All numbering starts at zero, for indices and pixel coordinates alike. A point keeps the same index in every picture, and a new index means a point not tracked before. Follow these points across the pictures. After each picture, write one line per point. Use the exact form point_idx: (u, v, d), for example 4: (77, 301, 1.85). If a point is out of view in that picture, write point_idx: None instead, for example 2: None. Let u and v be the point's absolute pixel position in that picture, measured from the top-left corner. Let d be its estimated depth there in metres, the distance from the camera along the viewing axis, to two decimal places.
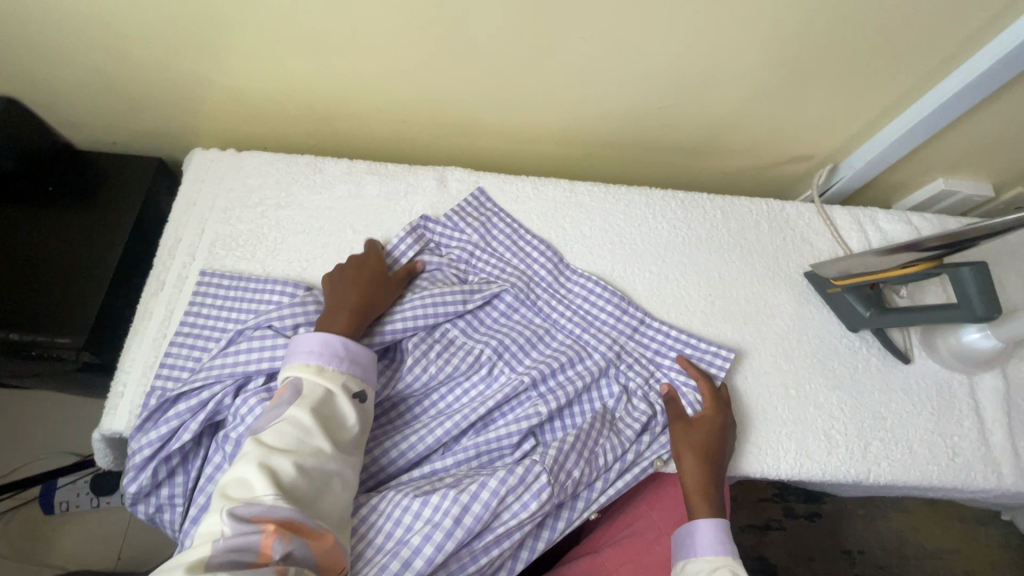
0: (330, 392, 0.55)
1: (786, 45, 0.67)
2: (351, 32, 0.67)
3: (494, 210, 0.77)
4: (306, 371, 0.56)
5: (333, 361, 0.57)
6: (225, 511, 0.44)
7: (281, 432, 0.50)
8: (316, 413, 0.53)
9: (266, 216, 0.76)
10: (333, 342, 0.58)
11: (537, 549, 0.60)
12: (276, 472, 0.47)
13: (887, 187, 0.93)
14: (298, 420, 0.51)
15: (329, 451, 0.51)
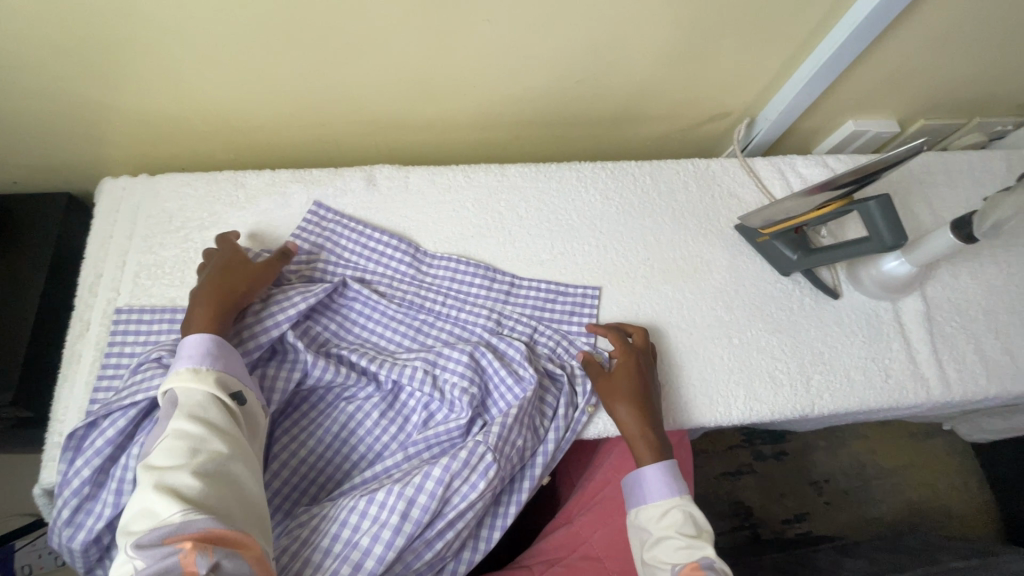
0: (210, 395, 0.54)
1: (684, 7, 0.69)
2: (248, 38, 0.65)
3: (335, 219, 0.74)
4: (182, 380, 0.54)
5: (206, 361, 0.56)
6: (131, 547, 0.43)
7: (169, 449, 0.49)
8: (200, 419, 0.51)
9: (190, 239, 0.72)
10: (205, 341, 0.57)
11: (495, 526, 0.64)
12: (181, 487, 0.46)
13: (803, 135, 0.97)
14: (185, 431, 0.50)
15: (228, 452, 0.50)
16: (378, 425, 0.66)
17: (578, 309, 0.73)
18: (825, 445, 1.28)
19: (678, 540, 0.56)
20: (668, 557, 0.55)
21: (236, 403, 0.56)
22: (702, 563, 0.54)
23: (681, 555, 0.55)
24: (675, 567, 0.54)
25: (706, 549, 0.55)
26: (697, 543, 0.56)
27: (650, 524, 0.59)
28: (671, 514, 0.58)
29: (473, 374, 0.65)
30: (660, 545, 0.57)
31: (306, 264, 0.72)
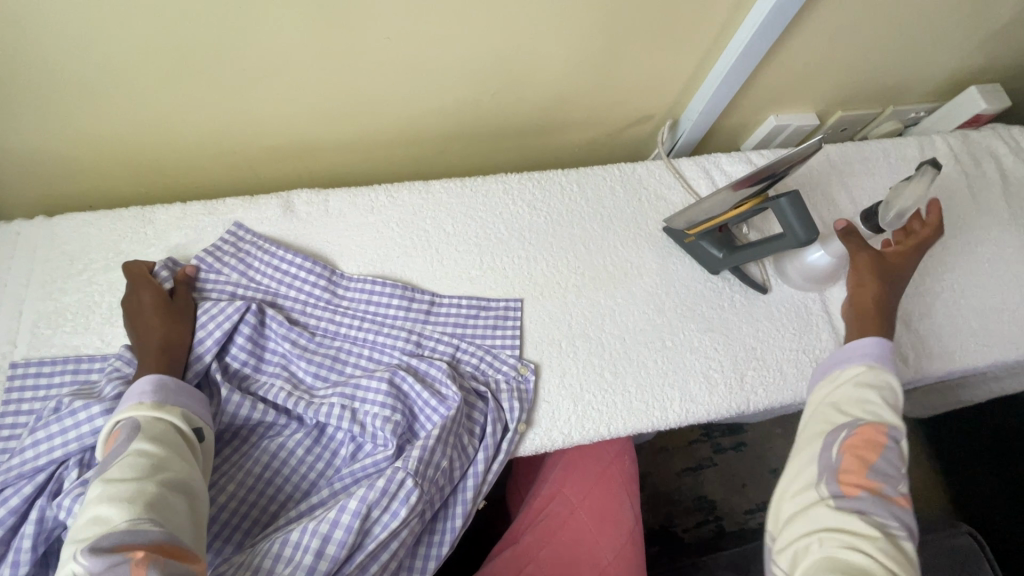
0: (171, 424, 0.53)
1: (589, 16, 0.69)
2: (136, 67, 0.62)
3: (252, 242, 0.72)
4: (140, 410, 0.53)
5: (160, 397, 0.55)
6: (82, 551, 0.42)
7: (125, 464, 0.47)
8: (159, 441, 0.50)
9: (95, 282, 0.68)
10: (163, 378, 0.56)
11: (433, 555, 0.62)
12: (135, 499, 0.45)
13: (729, 132, 0.99)
14: (144, 450, 0.49)
15: (187, 472, 0.49)
16: (302, 463, 0.63)
17: (501, 322, 0.72)
18: (782, 433, 1.31)
19: (865, 399, 0.60)
20: (848, 411, 0.60)
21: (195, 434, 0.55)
22: (886, 432, 0.58)
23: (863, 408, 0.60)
24: (868, 412, 0.59)
25: (893, 421, 0.59)
26: (889, 411, 0.59)
27: (842, 380, 0.64)
28: (861, 381, 0.63)
29: (395, 401, 0.64)
30: (848, 399, 0.61)
31: (217, 291, 0.69)
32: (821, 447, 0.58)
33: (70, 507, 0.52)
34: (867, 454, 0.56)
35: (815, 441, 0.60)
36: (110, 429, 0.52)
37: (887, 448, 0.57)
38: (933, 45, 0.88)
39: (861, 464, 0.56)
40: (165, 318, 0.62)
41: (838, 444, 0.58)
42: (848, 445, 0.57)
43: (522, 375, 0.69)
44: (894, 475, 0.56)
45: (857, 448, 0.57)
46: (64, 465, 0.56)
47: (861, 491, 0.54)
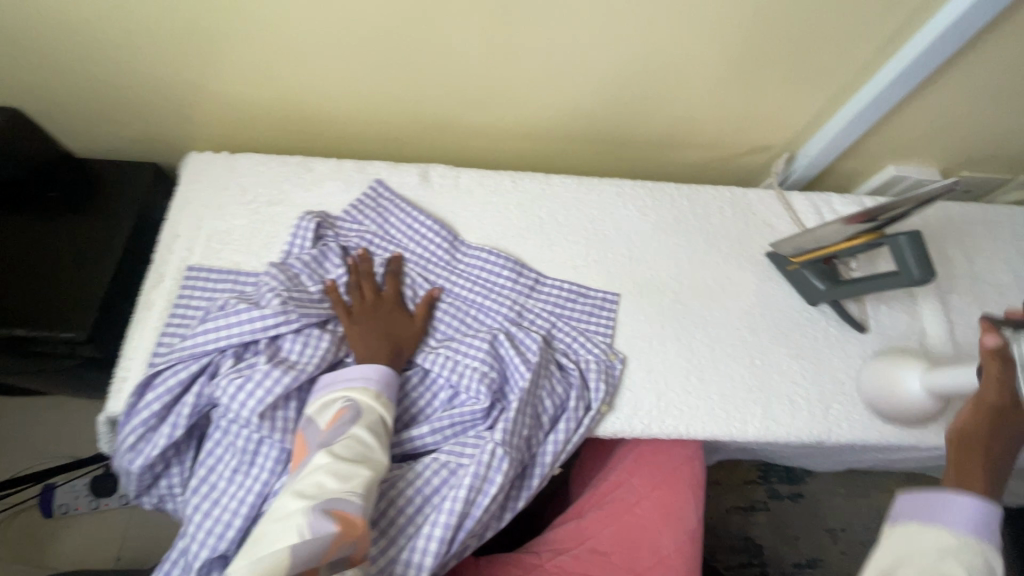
0: (383, 415, 0.63)
1: (730, 40, 0.75)
2: (338, 36, 0.74)
3: (390, 199, 0.81)
4: (367, 394, 0.63)
5: (381, 386, 0.65)
6: (312, 505, 0.51)
7: (347, 445, 0.58)
8: (373, 432, 0.61)
9: (259, 212, 0.79)
10: (386, 372, 0.66)
11: (518, 508, 0.66)
12: (353, 478, 0.56)
13: (842, 175, 0.99)
14: (361, 437, 0.59)
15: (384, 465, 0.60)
16: (415, 406, 0.69)
17: (596, 310, 0.77)
18: (844, 493, 1.26)
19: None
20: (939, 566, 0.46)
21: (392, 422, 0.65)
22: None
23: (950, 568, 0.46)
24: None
25: None
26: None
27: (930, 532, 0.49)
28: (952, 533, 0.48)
29: (492, 360, 0.70)
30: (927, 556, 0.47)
31: (348, 241, 0.78)
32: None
33: (227, 387, 0.62)
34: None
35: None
36: (333, 400, 0.63)
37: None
38: None
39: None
40: (404, 325, 0.72)
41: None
42: None
43: (610, 361, 0.74)
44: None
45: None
46: (223, 355, 0.64)
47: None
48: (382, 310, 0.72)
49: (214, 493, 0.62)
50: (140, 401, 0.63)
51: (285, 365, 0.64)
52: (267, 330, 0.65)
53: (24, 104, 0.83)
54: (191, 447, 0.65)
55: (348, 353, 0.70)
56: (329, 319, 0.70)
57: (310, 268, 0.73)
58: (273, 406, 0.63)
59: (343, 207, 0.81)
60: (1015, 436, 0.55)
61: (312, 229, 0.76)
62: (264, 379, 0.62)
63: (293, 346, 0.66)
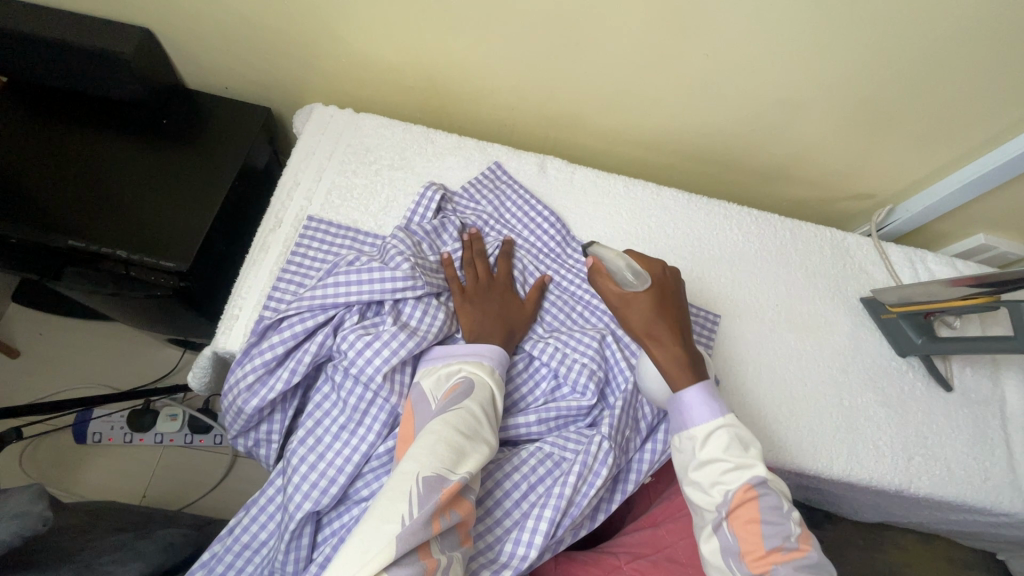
0: (492, 394, 0.64)
1: (870, 89, 0.76)
2: (493, 17, 0.74)
3: (509, 183, 0.82)
4: (480, 370, 0.64)
5: (500, 364, 0.66)
6: (417, 474, 0.54)
7: (459, 416, 0.59)
8: (484, 409, 0.62)
9: (380, 174, 0.79)
10: (504, 354, 0.67)
11: (610, 510, 0.66)
12: (466, 456, 0.57)
13: (928, 234, 1.01)
14: (472, 412, 0.60)
15: (493, 443, 0.60)
16: (519, 391, 0.70)
17: (697, 327, 0.78)
18: (862, 544, 1.27)
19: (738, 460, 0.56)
20: (719, 480, 0.55)
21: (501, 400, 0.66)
22: (753, 485, 0.54)
23: (729, 478, 0.55)
24: (727, 492, 0.54)
25: (753, 468, 0.55)
26: (746, 464, 0.55)
27: (689, 447, 0.58)
28: (716, 436, 0.57)
29: (601, 360, 0.70)
30: (704, 468, 0.56)
31: (465, 219, 0.78)
32: (714, 535, 0.55)
33: (353, 342, 0.62)
34: (752, 516, 0.53)
35: (705, 531, 0.55)
36: (453, 372, 0.64)
37: (763, 497, 0.54)
38: None
39: (755, 536, 0.52)
40: (518, 310, 0.72)
41: (723, 520, 0.54)
42: (737, 517, 0.54)
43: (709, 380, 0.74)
44: (782, 525, 0.52)
45: (739, 519, 0.53)
46: (347, 309, 0.65)
47: (772, 567, 0.51)
48: (495, 290, 0.72)
49: (319, 446, 0.62)
50: (260, 343, 0.63)
51: (409, 329, 0.64)
52: (396, 293, 0.65)
53: (155, 29, 0.83)
54: (296, 397, 0.65)
55: (458, 329, 0.71)
56: (442, 292, 0.71)
57: (431, 238, 0.73)
58: (394, 368, 0.63)
59: (462, 184, 0.81)
60: (660, 313, 0.64)
61: (436, 201, 0.76)
62: (391, 339, 0.62)
63: (414, 312, 0.66)
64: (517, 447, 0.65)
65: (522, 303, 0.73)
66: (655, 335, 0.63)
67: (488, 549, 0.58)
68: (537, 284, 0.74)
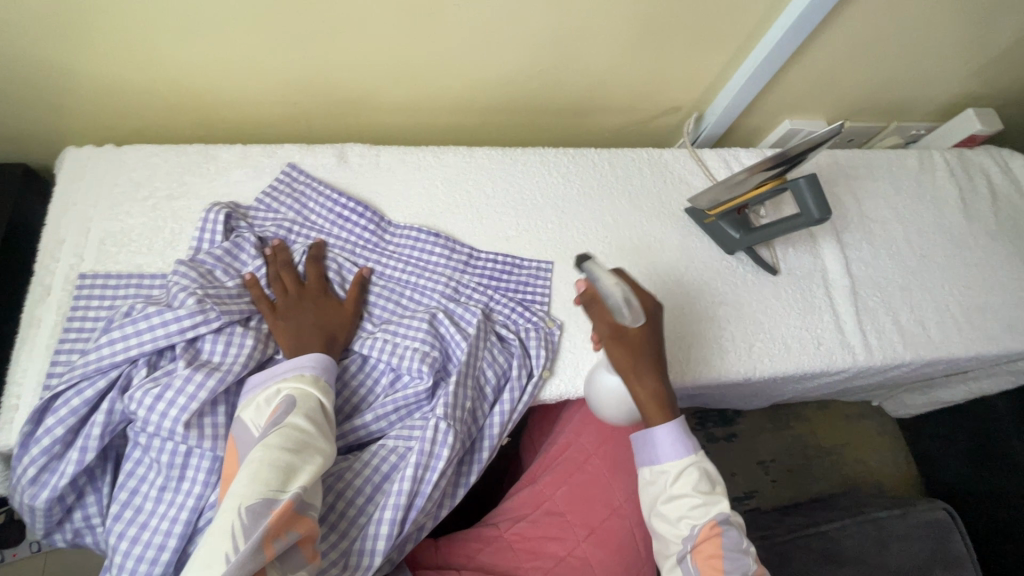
0: (320, 402, 0.61)
1: (632, 6, 0.76)
2: (220, 9, 0.67)
3: (307, 183, 0.76)
4: (303, 382, 0.61)
5: (323, 372, 0.63)
6: (240, 506, 0.50)
7: (284, 433, 0.56)
8: (312, 419, 0.59)
9: (158, 208, 0.73)
10: (326, 358, 0.64)
11: (470, 484, 0.66)
12: (296, 472, 0.54)
13: (745, 131, 1.06)
14: (296, 424, 0.57)
15: (329, 450, 0.58)
16: (357, 395, 0.67)
17: (531, 280, 0.77)
18: (772, 427, 1.37)
19: (704, 496, 0.57)
20: (686, 514, 0.56)
21: (332, 403, 0.63)
22: (717, 522, 0.56)
23: (697, 513, 0.56)
24: (694, 528, 0.56)
25: (721, 506, 0.57)
26: (712, 499, 0.57)
27: (661, 481, 0.59)
28: (686, 474, 0.58)
29: (433, 340, 0.68)
30: (673, 502, 0.57)
31: (264, 232, 0.73)
32: (678, 567, 0.56)
33: (142, 399, 0.57)
34: (715, 553, 0.55)
35: (669, 561, 0.57)
36: (272, 396, 0.60)
37: (726, 535, 0.56)
38: (938, 67, 0.96)
39: (715, 570, 0.54)
40: (338, 311, 0.69)
41: (688, 553, 0.56)
42: (699, 554, 0.55)
43: (549, 328, 0.74)
44: (741, 559, 0.55)
45: (702, 553, 0.55)
46: (133, 365, 0.59)
47: None
48: (308, 299, 0.68)
49: (140, 517, 0.57)
50: (39, 430, 0.57)
51: (208, 368, 0.60)
52: (186, 332, 0.60)
53: None
54: (106, 471, 0.59)
55: (278, 350, 0.66)
56: (253, 315, 0.67)
57: (224, 262, 0.68)
58: (200, 412, 0.58)
59: (255, 197, 0.75)
60: (646, 345, 0.61)
61: (221, 222, 0.70)
62: (186, 385, 0.58)
63: (214, 347, 0.62)
64: (365, 448, 0.64)
65: (340, 305, 0.69)
66: (641, 373, 0.60)
67: (338, 562, 0.56)
68: (356, 279, 0.71)
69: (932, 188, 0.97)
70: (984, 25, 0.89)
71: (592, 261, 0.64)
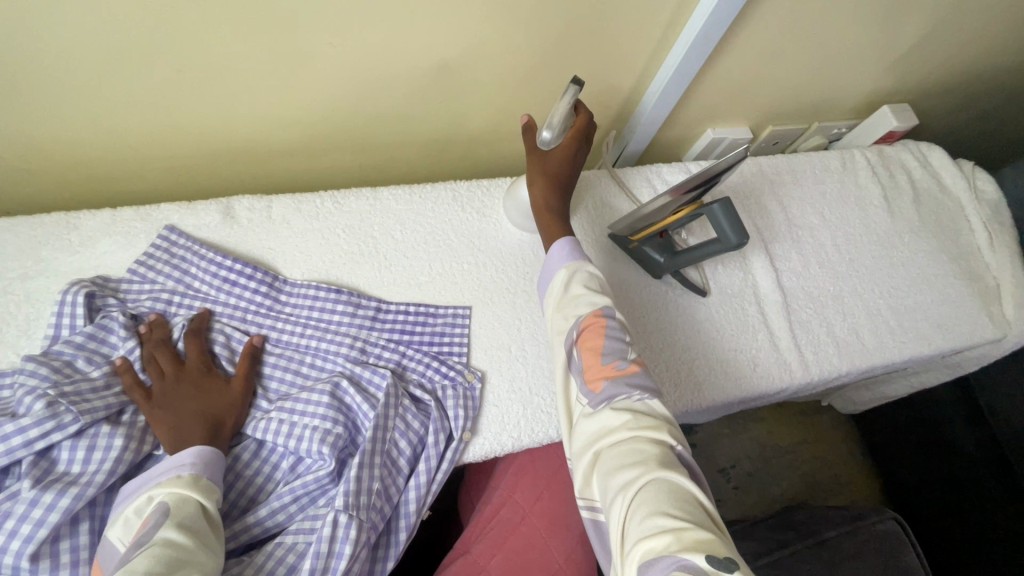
0: (201, 505, 0.52)
1: (524, 32, 0.71)
2: (46, 67, 0.59)
3: (187, 247, 0.68)
4: (178, 485, 0.52)
5: (205, 468, 0.55)
6: None
7: (153, 554, 0.46)
8: (189, 528, 0.50)
9: (11, 291, 0.64)
10: (208, 450, 0.56)
11: (387, 569, 0.61)
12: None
13: (669, 143, 1.03)
14: (170, 539, 0.48)
15: (213, 564, 0.49)
16: (254, 485, 0.60)
17: (448, 329, 0.72)
18: (729, 432, 1.36)
19: (587, 296, 0.61)
20: (572, 310, 0.61)
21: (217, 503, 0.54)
22: (602, 312, 0.60)
23: (581, 305, 0.61)
24: (578, 318, 0.60)
25: (607, 303, 0.61)
26: (598, 294, 0.62)
27: (555, 285, 0.65)
28: (575, 274, 0.64)
29: (336, 414, 0.61)
30: (566, 302, 0.62)
31: (139, 308, 0.65)
32: (566, 362, 0.59)
33: None
34: (596, 340, 0.58)
35: (560, 360, 0.60)
36: (144, 505, 0.52)
37: (609, 326, 0.59)
38: (849, 68, 0.95)
39: (594, 356, 0.57)
40: (226, 390, 0.61)
41: (575, 344, 0.59)
42: (582, 343, 0.59)
43: (469, 382, 0.69)
44: (621, 347, 0.58)
45: (586, 342, 0.58)
46: None
47: (605, 381, 0.56)
48: (189, 381, 0.61)
49: None
50: None
51: (63, 483, 0.52)
52: (33, 444, 0.53)
53: None
54: None
55: (157, 445, 0.59)
56: (124, 407, 0.58)
57: (88, 349, 0.60)
58: (54, 537, 0.51)
59: (128, 267, 0.67)
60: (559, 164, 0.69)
61: (82, 304, 0.61)
62: (31, 509, 0.50)
63: (72, 455, 0.54)
64: (261, 547, 0.57)
65: (229, 382, 0.62)
66: (542, 182, 0.70)
67: None
68: (247, 349, 0.64)
69: (856, 189, 0.97)
70: (889, 24, 0.87)
71: (572, 87, 0.62)
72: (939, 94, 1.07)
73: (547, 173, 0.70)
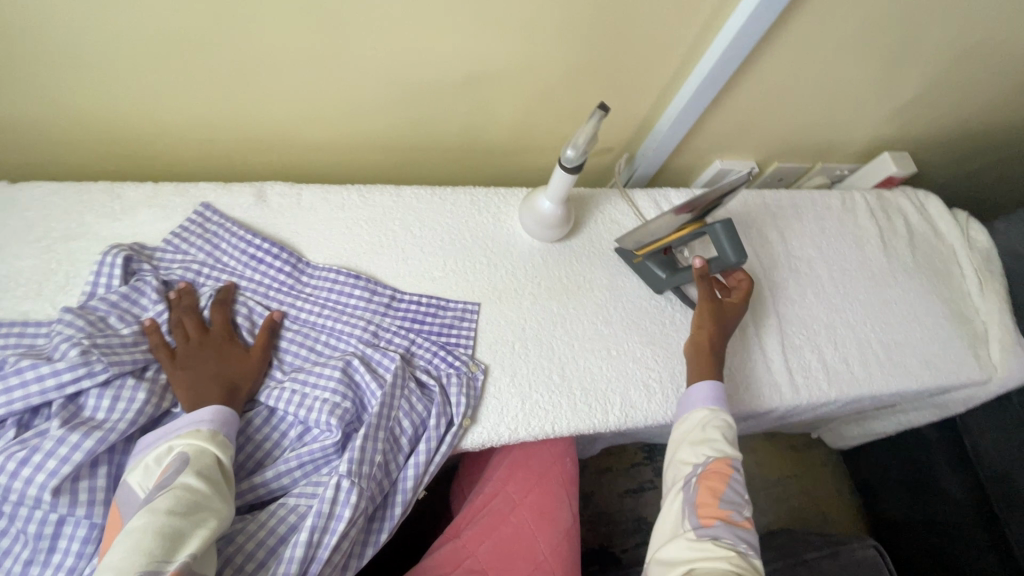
0: (216, 459, 0.55)
1: (549, 54, 0.77)
2: (113, 49, 0.64)
3: (220, 224, 0.73)
4: (197, 438, 0.56)
5: (222, 426, 0.58)
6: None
7: (172, 494, 0.50)
8: (205, 477, 0.53)
9: (53, 250, 0.69)
10: (224, 411, 0.59)
11: (380, 542, 0.63)
12: (183, 539, 0.48)
13: (679, 170, 1.09)
14: (186, 483, 0.51)
15: (226, 512, 0.52)
16: (262, 450, 0.63)
17: (456, 322, 0.75)
18: None
19: (719, 444, 0.63)
20: (701, 447, 0.63)
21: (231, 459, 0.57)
22: (731, 463, 0.62)
23: (714, 449, 0.63)
24: (705, 458, 0.62)
25: (734, 454, 0.63)
26: (732, 447, 0.63)
27: (689, 424, 0.67)
28: (710, 420, 0.66)
29: (346, 389, 0.65)
30: (696, 444, 0.64)
31: (171, 276, 0.70)
32: (682, 489, 0.62)
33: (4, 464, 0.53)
34: (719, 486, 0.60)
35: (676, 487, 0.63)
36: (163, 454, 0.55)
37: (732, 480, 0.61)
38: (852, 113, 1.00)
39: (713, 498, 0.59)
40: (244, 359, 0.65)
41: (694, 478, 0.62)
42: (703, 477, 0.61)
43: (472, 372, 0.72)
44: (738, 501, 0.60)
45: (708, 481, 0.61)
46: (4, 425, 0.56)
47: (717, 524, 0.58)
48: (211, 347, 0.64)
49: None
50: None
51: (88, 427, 0.55)
52: (65, 388, 0.56)
53: None
54: None
55: (175, 402, 0.62)
56: (149, 364, 0.62)
57: (121, 307, 0.64)
58: (74, 476, 0.54)
59: (164, 238, 0.72)
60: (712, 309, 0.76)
61: (120, 265, 0.66)
62: (57, 447, 0.53)
63: (98, 403, 0.57)
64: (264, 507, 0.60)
65: (247, 352, 0.66)
66: (703, 323, 0.75)
67: None
68: (267, 322, 0.68)
69: (854, 227, 1.01)
70: (890, 74, 0.93)
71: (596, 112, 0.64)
72: (937, 145, 1.13)
73: (708, 312, 0.76)
